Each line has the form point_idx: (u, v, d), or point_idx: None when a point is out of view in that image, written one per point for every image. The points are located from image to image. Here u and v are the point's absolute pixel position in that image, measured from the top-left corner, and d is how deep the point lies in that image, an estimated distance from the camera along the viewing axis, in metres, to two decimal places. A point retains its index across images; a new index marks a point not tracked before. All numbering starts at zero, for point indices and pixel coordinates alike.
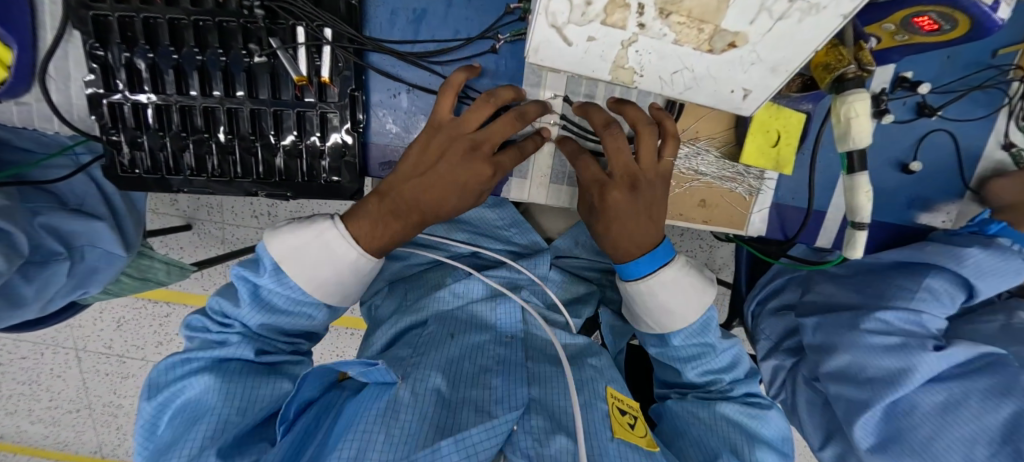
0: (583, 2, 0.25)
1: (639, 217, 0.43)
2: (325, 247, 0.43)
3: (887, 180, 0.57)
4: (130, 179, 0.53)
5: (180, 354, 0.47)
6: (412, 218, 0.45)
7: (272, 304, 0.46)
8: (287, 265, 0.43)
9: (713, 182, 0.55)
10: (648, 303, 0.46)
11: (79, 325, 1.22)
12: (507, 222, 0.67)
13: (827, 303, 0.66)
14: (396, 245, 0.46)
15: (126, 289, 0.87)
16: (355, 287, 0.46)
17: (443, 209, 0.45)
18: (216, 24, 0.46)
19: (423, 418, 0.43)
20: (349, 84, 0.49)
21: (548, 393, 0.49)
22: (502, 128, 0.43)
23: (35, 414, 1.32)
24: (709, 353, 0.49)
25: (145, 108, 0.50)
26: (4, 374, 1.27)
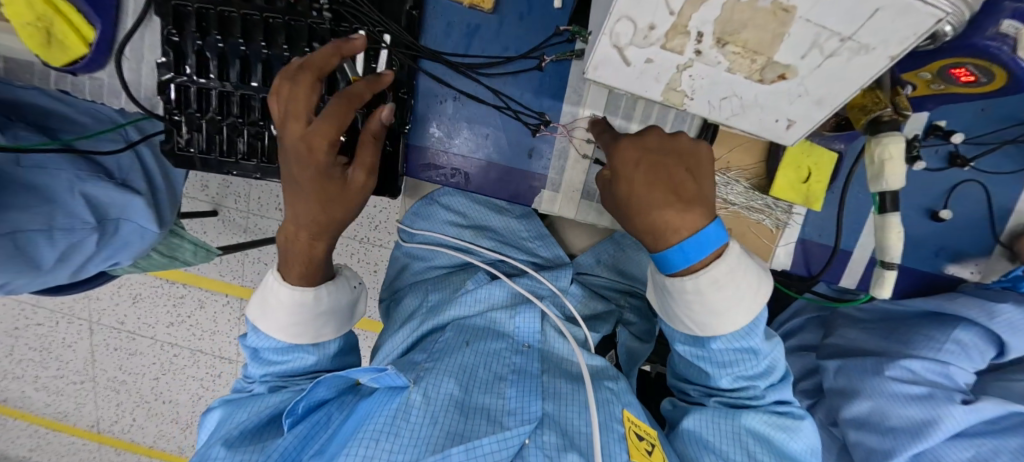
0: (647, 26, 0.26)
1: (684, 185, 0.40)
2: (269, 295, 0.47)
3: (916, 226, 0.57)
4: (184, 158, 0.56)
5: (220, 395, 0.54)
6: (300, 237, 0.43)
7: (272, 358, 0.50)
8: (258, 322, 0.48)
9: (741, 212, 0.56)
10: (693, 303, 0.42)
11: (98, 297, 1.25)
12: (532, 234, 0.68)
13: (850, 347, 0.66)
14: (317, 266, 0.46)
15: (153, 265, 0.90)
16: (317, 321, 0.48)
17: (317, 213, 0.42)
18: (284, 22, 0.50)
19: (434, 423, 0.42)
20: (400, 87, 0.51)
21: (563, 410, 0.47)
22: (294, 105, 0.39)
23: (42, 381, 1.34)
24: (746, 358, 0.47)
25: (209, 92, 0.54)
26: (20, 338, 1.31)
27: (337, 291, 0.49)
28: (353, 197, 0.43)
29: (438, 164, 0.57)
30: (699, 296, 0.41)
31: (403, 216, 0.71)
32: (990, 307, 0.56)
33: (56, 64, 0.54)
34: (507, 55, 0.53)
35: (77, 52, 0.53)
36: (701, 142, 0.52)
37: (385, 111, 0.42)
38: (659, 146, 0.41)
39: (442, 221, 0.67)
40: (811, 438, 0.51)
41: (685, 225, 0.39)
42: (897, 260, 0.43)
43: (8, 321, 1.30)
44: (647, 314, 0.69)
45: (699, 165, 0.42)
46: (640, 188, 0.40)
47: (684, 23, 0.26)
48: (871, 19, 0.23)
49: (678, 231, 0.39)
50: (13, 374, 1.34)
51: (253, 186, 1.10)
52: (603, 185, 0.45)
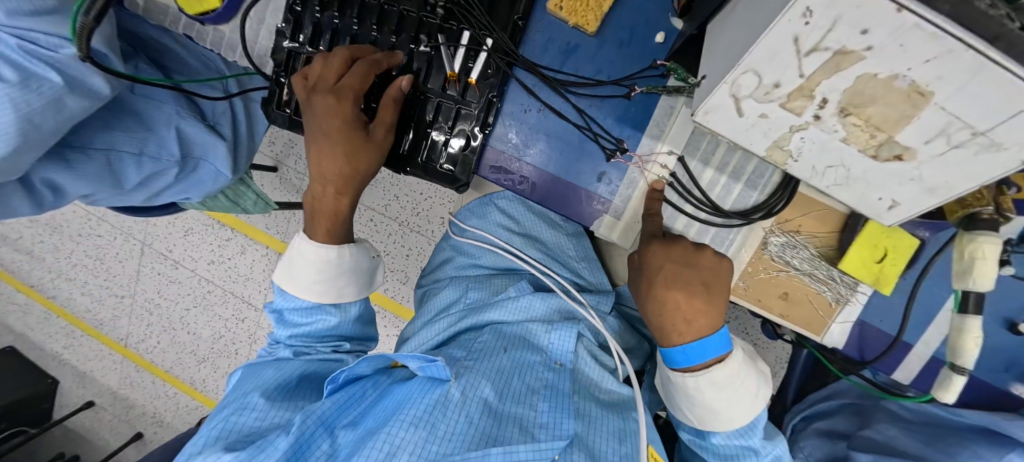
0: (770, 82, 0.27)
1: (696, 297, 0.46)
2: (304, 257, 0.52)
3: (989, 334, 0.54)
4: (277, 117, 0.60)
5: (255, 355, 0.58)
6: (327, 188, 0.52)
7: (296, 322, 0.55)
8: (287, 283, 0.54)
9: (802, 279, 0.54)
10: (692, 397, 0.46)
11: (156, 223, 1.34)
12: (579, 255, 0.68)
13: (888, 445, 0.62)
14: (340, 225, 0.54)
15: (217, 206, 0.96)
16: (340, 281, 0.53)
17: (334, 159, 0.50)
18: (399, 11, 0.54)
19: (470, 423, 0.43)
20: (491, 90, 0.54)
21: (596, 433, 0.46)
22: (327, 68, 0.50)
23: (90, 288, 1.45)
24: (748, 456, 0.47)
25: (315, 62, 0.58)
26: (83, 244, 1.42)
27: (356, 255, 0.55)
28: (376, 153, 0.51)
29: (508, 169, 0.58)
30: (697, 392, 0.45)
31: (459, 212, 0.74)
32: None
33: (190, 12, 0.59)
34: (599, 78, 0.54)
35: (211, 5, 0.59)
36: (775, 200, 0.51)
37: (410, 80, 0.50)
38: (681, 260, 0.48)
39: (495, 223, 0.69)
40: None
41: (690, 330, 0.46)
42: (969, 365, 0.41)
43: (77, 227, 1.42)
44: None
45: (715, 279, 0.48)
46: (656, 294, 0.47)
47: (811, 87, 0.26)
48: (1014, 120, 0.22)
49: (682, 337, 0.46)
50: (68, 275, 1.46)
51: None
52: (632, 285, 0.52)
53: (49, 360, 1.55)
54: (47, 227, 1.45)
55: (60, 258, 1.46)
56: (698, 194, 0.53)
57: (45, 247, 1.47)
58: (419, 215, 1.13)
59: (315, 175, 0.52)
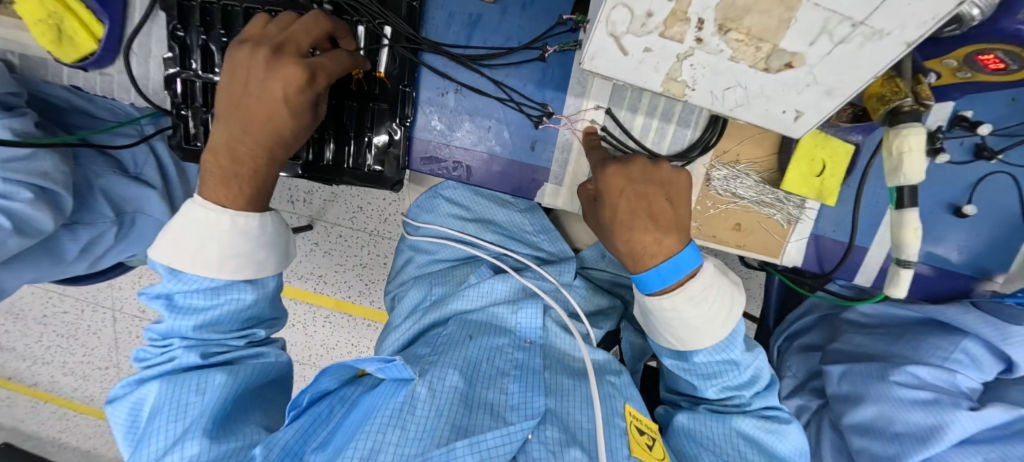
0: (644, 13, 0.25)
1: (660, 215, 0.43)
2: (201, 227, 0.42)
3: (938, 222, 0.55)
4: (191, 153, 0.57)
5: (137, 374, 0.48)
6: (255, 161, 0.43)
7: (194, 305, 0.45)
8: (177, 263, 0.43)
9: (750, 206, 0.54)
10: (673, 320, 0.44)
11: (119, 287, 1.29)
12: (537, 228, 0.67)
13: (854, 353, 0.63)
14: (263, 197, 0.46)
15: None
16: (262, 252, 0.45)
17: (276, 134, 0.42)
18: None
19: (439, 416, 0.42)
20: (401, 80, 0.51)
21: (566, 405, 0.47)
22: (300, 38, 0.42)
23: (69, 366, 1.40)
24: (730, 369, 0.48)
25: (213, 87, 0.54)
26: (48, 325, 1.37)
27: (278, 225, 0.47)
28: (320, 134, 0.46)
29: (440, 157, 0.56)
30: (677, 313, 0.43)
31: (409, 210, 0.71)
32: (1003, 329, 0.53)
33: (67, 61, 0.55)
34: (509, 45, 0.51)
35: (88, 49, 0.54)
36: (709, 134, 0.50)
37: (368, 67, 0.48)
38: (640, 178, 0.44)
39: (446, 214, 0.67)
40: (801, 441, 0.50)
41: (660, 250, 0.43)
42: (913, 258, 0.41)
43: (38, 308, 1.36)
44: None
45: (678, 192, 0.45)
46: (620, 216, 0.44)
47: (683, 9, 0.24)
48: (885, 2, 0.21)
49: (658, 255, 0.43)
50: (42, 359, 1.40)
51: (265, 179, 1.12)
52: (594, 217, 0.48)
53: (47, 447, 1.50)
54: (6, 315, 1.38)
55: (29, 343, 1.40)
56: (633, 144, 0.52)
57: (10, 336, 1.41)
58: (382, 220, 1.10)
59: (234, 137, 0.42)
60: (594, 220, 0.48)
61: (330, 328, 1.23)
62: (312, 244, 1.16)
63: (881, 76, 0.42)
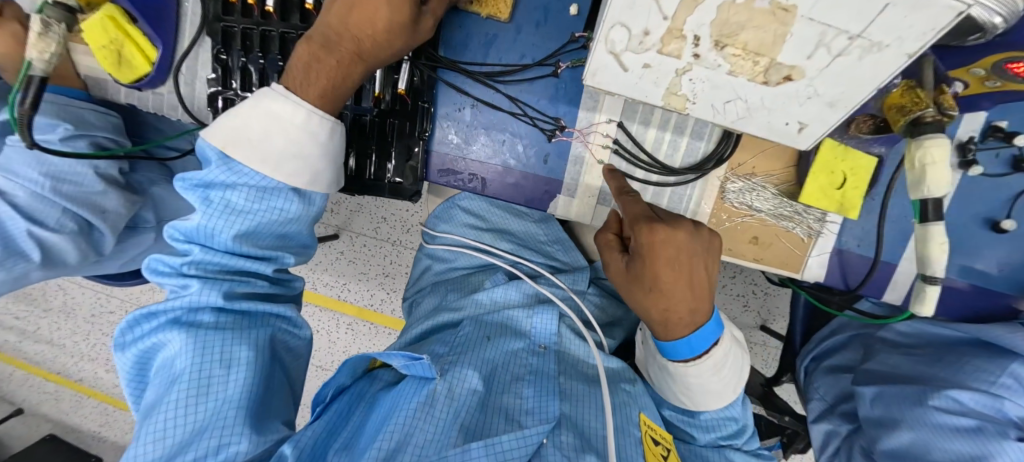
0: (641, 32, 0.27)
1: (699, 287, 0.45)
2: (272, 120, 0.43)
3: (973, 237, 0.52)
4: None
5: (147, 308, 0.49)
6: (345, 49, 0.44)
7: (230, 203, 0.45)
8: (232, 150, 0.43)
9: (768, 219, 0.53)
10: (693, 385, 0.47)
11: (160, 290, 1.38)
12: (552, 238, 0.69)
13: (888, 373, 0.59)
14: (343, 91, 0.46)
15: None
16: (323, 163, 0.46)
17: (370, 23, 0.43)
18: None
19: (456, 418, 0.43)
20: (421, 96, 0.54)
21: (581, 410, 0.47)
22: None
23: (112, 364, 1.49)
24: (728, 424, 0.51)
25: None
26: (95, 324, 1.47)
27: (340, 138, 0.47)
28: (416, 33, 0.46)
29: (456, 170, 0.58)
30: (698, 374, 0.46)
31: (427, 219, 0.74)
32: None
33: (125, 82, 0.61)
34: (524, 62, 0.53)
35: (143, 71, 0.60)
36: (723, 147, 0.50)
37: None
38: (688, 244, 0.45)
39: (462, 224, 0.69)
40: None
41: (692, 320, 0.46)
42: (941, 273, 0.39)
43: (87, 308, 1.47)
44: None
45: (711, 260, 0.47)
46: (662, 281, 0.44)
47: (678, 27, 0.25)
48: (880, 14, 0.21)
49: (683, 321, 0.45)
50: (88, 357, 1.50)
51: None
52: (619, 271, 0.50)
53: (90, 441, 1.59)
54: (60, 313, 1.49)
55: (78, 341, 1.51)
56: (646, 157, 0.52)
57: (62, 333, 1.52)
58: (405, 231, 1.14)
59: (331, 27, 0.44)
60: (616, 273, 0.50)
61: (352, 335, 1.26)
62: (338, 253, 1.21)
63: (902, 86, 0.42)
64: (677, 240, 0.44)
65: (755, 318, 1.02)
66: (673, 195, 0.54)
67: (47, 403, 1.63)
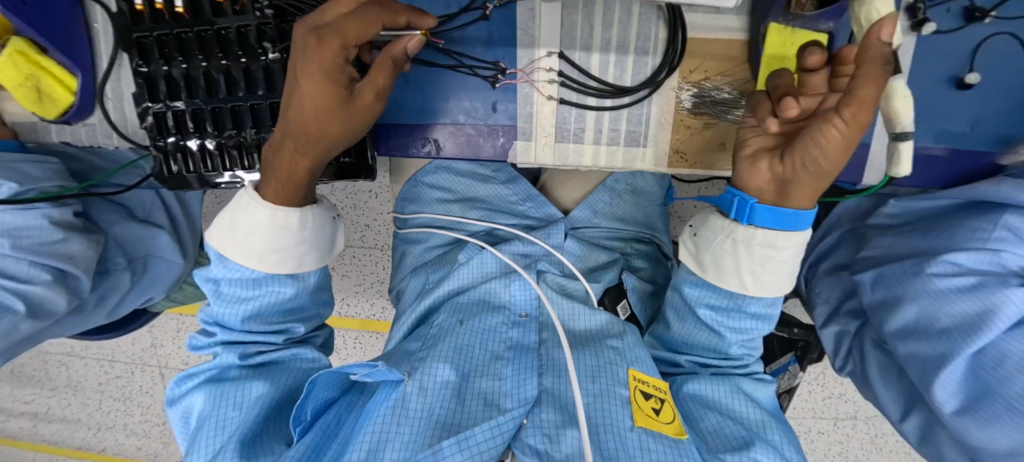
0: None
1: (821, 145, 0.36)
2: (249, 214, 0.47)
3: (939, 99, 0.51)
4: (178, 182, 0.59)
5: (183, 373, 0.54)
6: (285, 147, 0.45)
7: (236, 294, 0.51)
8: (225, 250, 0.49)
9: (732, 121, 0.52)
10: (758, 255, 0.41)
11: (162, 344, 1.36)
12: (521, 197, 0.66)
13: (887, 257, 0.57)
14: (293, 186, 0.47)
15: (191, 298, 0.91)
16: (306, 251, 0.50)
17: (300, 117, 0.42)
18: (236, 31, 0.52)
19: (431, 415, 0.44)
20: (352, 65, 0.52)
21: (563, 380, 0.48)
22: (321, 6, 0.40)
23: (131, 428, 1.47)
24: (760, 327, 0.47)
25: (183, 113, 0.56)
26: (104, 391, 1.45)
27: (316, 218, 0.49)
28: (353, 115, 0.42)
29: (406, 136, 0.56)
30: (780, 253, 0.41)
31: (397, 203, 0.72)
32: None
33: (51, 118, 0.58)
34: (451, 11, 0.51)
35: (66, 102, 0.58)
36: (670, 55, 0.48)
37: (413, 40, 0.39)
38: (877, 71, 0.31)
39: (432, 199, 0.67)
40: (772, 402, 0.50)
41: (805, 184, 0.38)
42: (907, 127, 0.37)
43: (94, 378, 1.45)
44: (655, 259, 0.67)
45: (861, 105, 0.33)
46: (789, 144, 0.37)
47: None
48: None
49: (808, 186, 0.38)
50: (104, 426, 1.48)
51: None
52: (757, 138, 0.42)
53: None
54: (65, 389, 1.47)
55: (91, 412, 1.48)
56: (595, 82, 0.50)
57: (73, 409, 1.50)
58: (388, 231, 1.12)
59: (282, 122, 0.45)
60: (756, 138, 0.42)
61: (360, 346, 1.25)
62: None
63: None
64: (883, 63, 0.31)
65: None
66: (631, 116, 0.53)
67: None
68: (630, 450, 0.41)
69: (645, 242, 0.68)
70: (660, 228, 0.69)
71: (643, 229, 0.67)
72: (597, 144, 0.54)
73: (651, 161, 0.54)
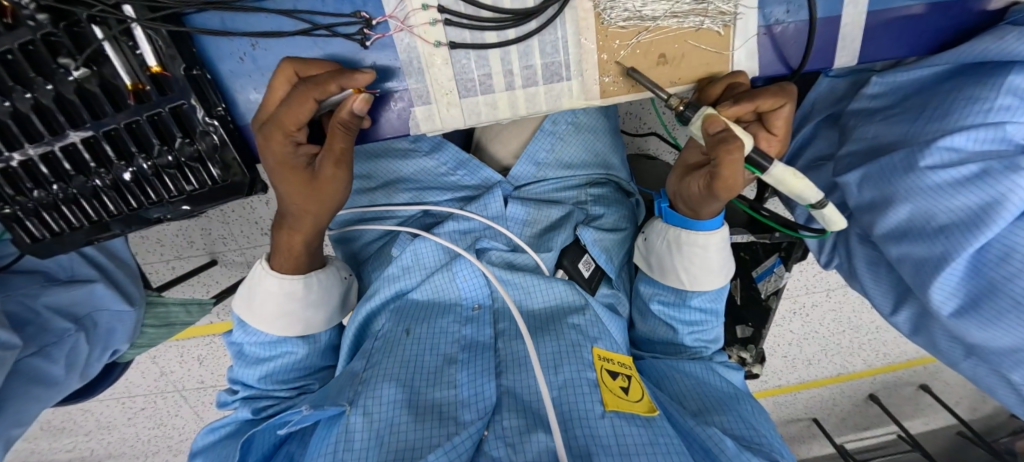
0: None
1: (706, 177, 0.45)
2: (260, 287, 0.51)
3: None
4: (47, 247, 0.47)
5: (207, 425, 0.57)
6: (284, 227, 0.49)
7: (256, 354, 0.56)
8: (245, 316, 0.54)
9: (669, 27, 0.41)
10: (688, 270, 0.53)
11: (170, 370, 1.25)
12: (451, 166, 0.58)
13: (869, 149, 0.49)
14: (300, 259, 0.51)
15: (158, 339, 0.79)
16: (308, 311, 0.53)
17: (286, 206, 0.46)
18: (18, 52, 0.36)
19: (379, 444, 0.42)
20: (183, 63, 0.39)
21: (525, 378, 0.48)
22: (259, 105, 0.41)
23: (177, 447, 1.47)
24: (709, 320, 0.58)
25: (16, 173, 0.42)
26: (136, 424, 1.37)
27: (324, 282, 0.53)
28: (325, 191, 0.44)
29: None
30: (705, 248, 0.51)
31: None
32: None
33: None
34: None
35: None
36: None
37: (356, 101, 0.37)
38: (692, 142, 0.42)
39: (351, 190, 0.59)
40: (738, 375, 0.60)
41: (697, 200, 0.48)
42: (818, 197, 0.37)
43: (120, 415, 1.35)
44: (612, 202, 0.62)
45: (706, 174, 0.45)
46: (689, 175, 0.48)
47: None
48: None
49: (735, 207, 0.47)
50: (152, 452, 1.47)
51: (230, 223, 0.97)
52: (782, 124, 0.42)
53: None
54: (98, 431, 1.38)
55: (133, 444, 1.43)
56: (490, 14, 0.40)
57: (104, 451, 1.45)
58: None
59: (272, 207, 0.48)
60: (778, 129, 0.42)
61: None
62: None
63: None
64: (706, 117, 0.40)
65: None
66: (544, 43, 0.42)
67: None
68: (602, 438, 0.41)
69: (601, 184, 0.62)
70: (615, 164, 0.62)
71: (594, 170, 0.60)
72: (510, 89, 0.44)
73: (579, 96, 0.44)
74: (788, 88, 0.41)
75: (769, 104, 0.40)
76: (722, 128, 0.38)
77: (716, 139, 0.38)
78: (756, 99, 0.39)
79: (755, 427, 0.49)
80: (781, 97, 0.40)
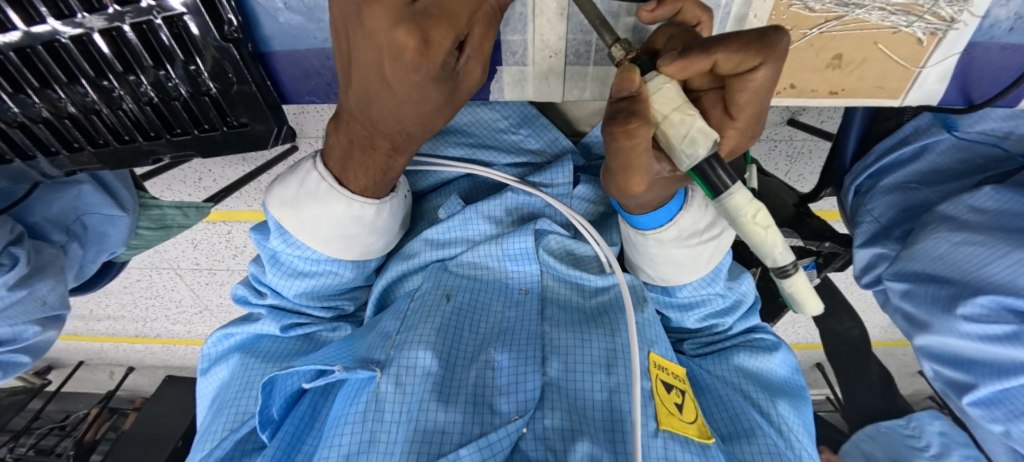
0: None
1: (638, 161, 0.29)
2: (319, 202, 0.40)
3: None
4: (30, 151, 0.42)
5: (222, 330, 0.55)
6: (378, 147, 0.36)
7: (294, 267, 0.47)
8: (284, 223, 0.43)
9: (867, 19, 0.32)
10: (654, 256, 0.45)
11: (163, 250, 1.15)
12: (514, 122, 0.53)
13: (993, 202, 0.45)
14: (386, 181, 0.40)
15: (156, 240, 0.72)
16: (367, 237, 0.44)
17: (397, 121, 0.34)
18: None
19: (411, 419, 0.38)
20: None
21: (570, 371, 0.43)
22: None
23: (173, 318, 1.40)
24: (714, 299, 0.51)
25: None
26: (133, 292, 1.30)
27: (394, 209, 0.44)
28: (458, 101, 0.33)
29: (321, 65, 0.39)
30: (661, 245, 0.44)
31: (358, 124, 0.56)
32: None
33: None
34: None
35: None
36: None
37: None
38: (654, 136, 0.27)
39: None
40: (791, 357, 0.53)
41: (656, 186, 0.34)
42: (792, 264, 0.27)
43: (114, 282, 1.28)
44: None
45: (634, 158, 0.29)
46: (660, 153, 0.31)
47: None
48: None
49: (673, 186, 0.36)
50: (146, 319, 1.40)
51: None
52: (748, 104, 0.28)
53: None
54: (95, 294, 1.30)
55: (132, 308, 1.36)
56: None
57: (98, 315, 1.39)
58: None
59: (356, 114, 0.35)
60: (740, 112, 0.29)
61: None
62: None
63: None
64: (689, 64, 0.26)
65: (785, 109, 0.79)
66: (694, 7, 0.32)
67: (134, 374, 1.62)
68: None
69: None
70: None
71: None
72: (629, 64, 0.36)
73: None
74: (774, 38, 0.25)
75: (731, 65, 0.26)
76: (633, 94, 0.26)
77: (629, 109, 0.26)
78: (717, 50, 0.25)
79: (793, 447, 0.43)
80: (758, 55, 0.25)
